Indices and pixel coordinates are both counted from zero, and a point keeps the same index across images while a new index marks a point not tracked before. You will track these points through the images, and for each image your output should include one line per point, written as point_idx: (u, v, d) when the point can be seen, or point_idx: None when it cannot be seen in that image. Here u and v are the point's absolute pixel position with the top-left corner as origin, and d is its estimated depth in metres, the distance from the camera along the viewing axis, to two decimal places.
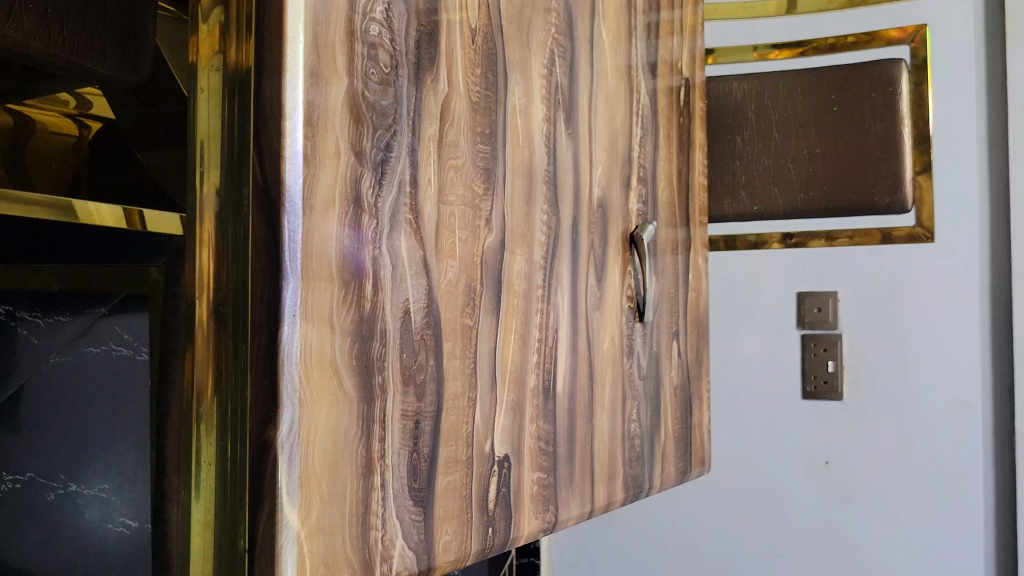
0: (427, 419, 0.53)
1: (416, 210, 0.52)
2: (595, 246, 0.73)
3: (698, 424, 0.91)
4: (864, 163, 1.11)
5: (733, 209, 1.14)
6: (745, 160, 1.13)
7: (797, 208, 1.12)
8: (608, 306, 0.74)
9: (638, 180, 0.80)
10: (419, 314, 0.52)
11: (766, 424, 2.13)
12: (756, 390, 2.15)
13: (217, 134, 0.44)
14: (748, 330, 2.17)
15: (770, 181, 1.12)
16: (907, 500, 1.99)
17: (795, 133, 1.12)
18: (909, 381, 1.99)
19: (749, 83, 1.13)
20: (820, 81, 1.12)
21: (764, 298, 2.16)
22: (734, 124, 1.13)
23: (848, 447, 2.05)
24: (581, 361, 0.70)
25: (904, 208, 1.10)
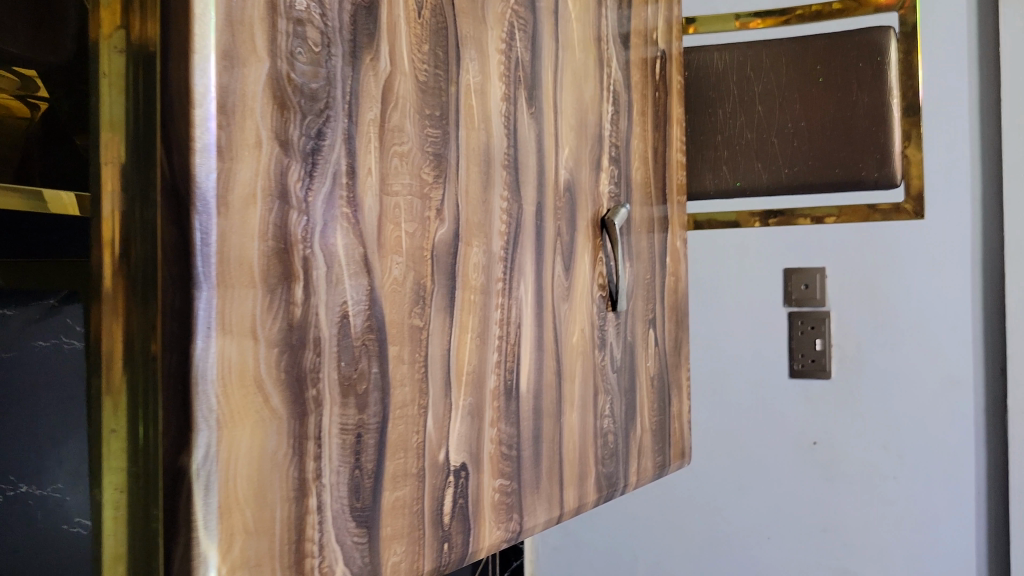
0: (371, 432, 0.48)
1: (354, 202, 0.48)
2: (562, 233, 0.68)
3: (678, 414, 0.87)
4: (852, 138, 1.06)
5: (716, 185, 1.11)
6: (726, 132, 1.10)
7: (783, 183, 1.08)
8: (578, 296, 0.70)
9: (610, 160, 0.75)
10: (359, 318, 0.48)
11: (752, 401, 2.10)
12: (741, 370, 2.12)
13: (119, 123, 0.39)
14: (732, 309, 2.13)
15: (754, 156, 1.09)
16: (894, 476, 1.96)
17: (779, 107, 1.07)
18: (897, 356, 1.95)
19: (732, 53, 1.09)
20: (804, 49, 1.06)
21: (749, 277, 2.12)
22: (715, 97, 1.09)
23: (837, 423, 2.01)
24: (547, 357, 0.65)
25: (893, 181, 1.05)
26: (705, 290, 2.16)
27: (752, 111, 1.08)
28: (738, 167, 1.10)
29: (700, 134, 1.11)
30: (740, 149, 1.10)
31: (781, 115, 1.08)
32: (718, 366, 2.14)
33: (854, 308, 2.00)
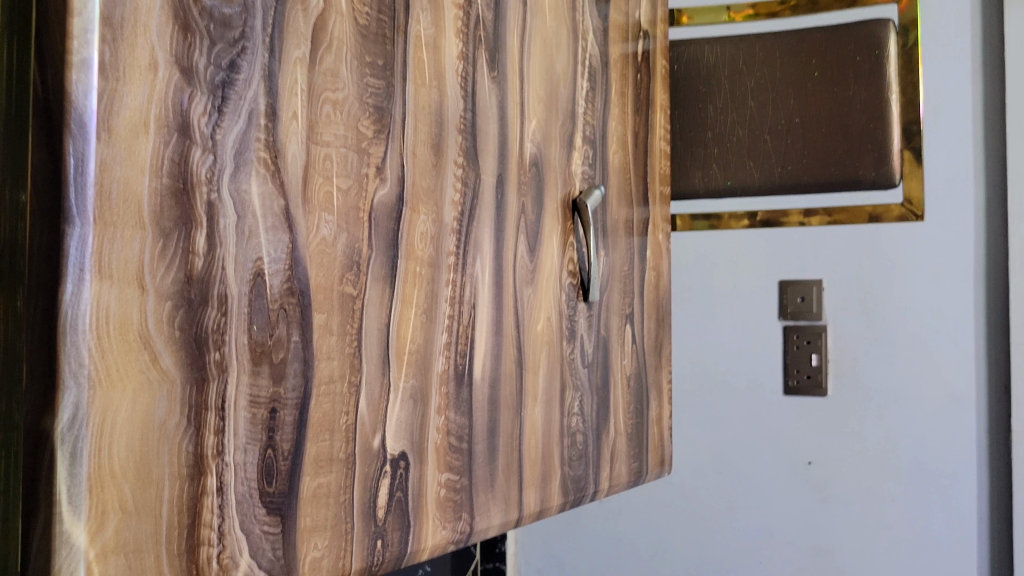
0: (288, 408, 0.43)
1: (274, 148, 0.42)
2: (527, 211, 0.62)
3: (656, 418, 0.81)
4: (845, 134, 1.33)
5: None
6: (716, 129, 1.34)
7: (773, 177, 1.35)
8: (543, 281, 0.64)
9: (583, 139, 0.70)
10: (277, 279, 0.42)
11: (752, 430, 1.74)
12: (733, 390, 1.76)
13: (2, 38, 0.34)
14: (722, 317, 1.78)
15: (745, 152, 1.34)
16: (899, 508, 1.63)
17: (773, 103, 1.32)
18: (903, 369, 1.64)
19: (724, 51, 1.33)
20: (795, 53, 1.32)
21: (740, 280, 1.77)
22: (706, 100, 1.33)
23: (837, 448, 1.68)
24: (506, 344, 0.60)
25: (886, 178, 1.35)
26: (691, 294, 1.80)
27: (745, 108, 1.32)
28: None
29: (693, 129, 1.34)
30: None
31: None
32: (705, 372, 1.79)
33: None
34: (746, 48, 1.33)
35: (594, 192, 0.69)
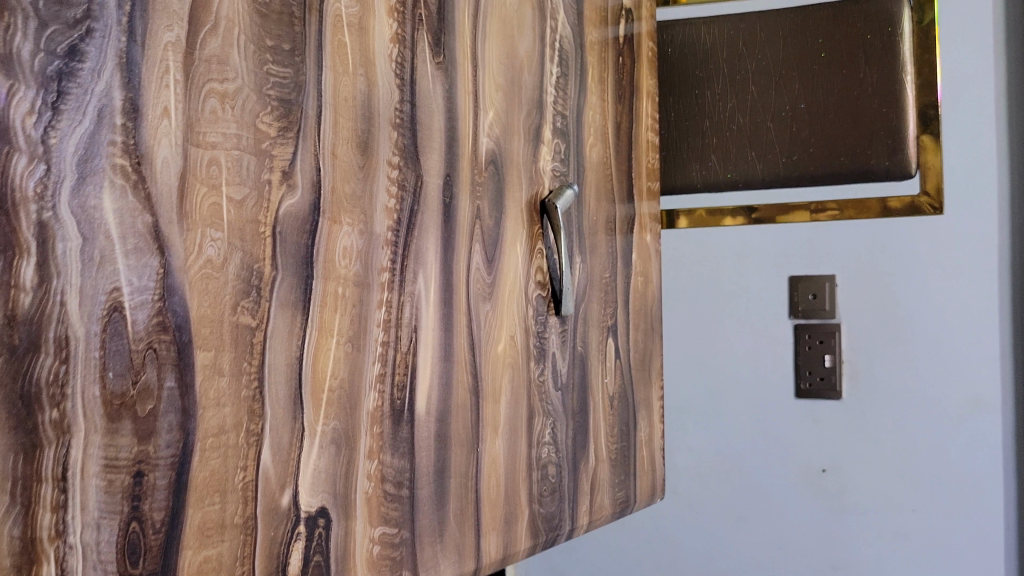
0: (160, 469, 0.35)
1: (136, 153, 0.34)
2: (482, 215, 0.54)
3: (646, 440, 0.73)
4: (860, 118, 1.21)
5: (702, 175, 1.29)
6: (715, 117, 1.26)
7: (777, 170, 1.25)
8: (505, 296, 0.56)
9: (553, 131, 0.62)
10: (141, 314, 0.35)
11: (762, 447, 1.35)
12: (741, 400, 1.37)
13: None
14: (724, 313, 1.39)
15: (747, 144, 1.26)
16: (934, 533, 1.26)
17: (775, 87, 1.24)
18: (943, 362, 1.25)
19: (723, 30, 1.25)
20: (805, 26, 1.22)
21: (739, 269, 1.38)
22: (702, 83, 1.27)
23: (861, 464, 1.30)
24: (459, 371, 0.52)
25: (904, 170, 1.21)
26: None
27: (747, 92, 1.25)
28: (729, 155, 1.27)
29: (689, 119, 1.27)
30: (729, 136, 1.26)
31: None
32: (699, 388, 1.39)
33: (849, 286, 1.31)
34: (748, 27, 1.24)
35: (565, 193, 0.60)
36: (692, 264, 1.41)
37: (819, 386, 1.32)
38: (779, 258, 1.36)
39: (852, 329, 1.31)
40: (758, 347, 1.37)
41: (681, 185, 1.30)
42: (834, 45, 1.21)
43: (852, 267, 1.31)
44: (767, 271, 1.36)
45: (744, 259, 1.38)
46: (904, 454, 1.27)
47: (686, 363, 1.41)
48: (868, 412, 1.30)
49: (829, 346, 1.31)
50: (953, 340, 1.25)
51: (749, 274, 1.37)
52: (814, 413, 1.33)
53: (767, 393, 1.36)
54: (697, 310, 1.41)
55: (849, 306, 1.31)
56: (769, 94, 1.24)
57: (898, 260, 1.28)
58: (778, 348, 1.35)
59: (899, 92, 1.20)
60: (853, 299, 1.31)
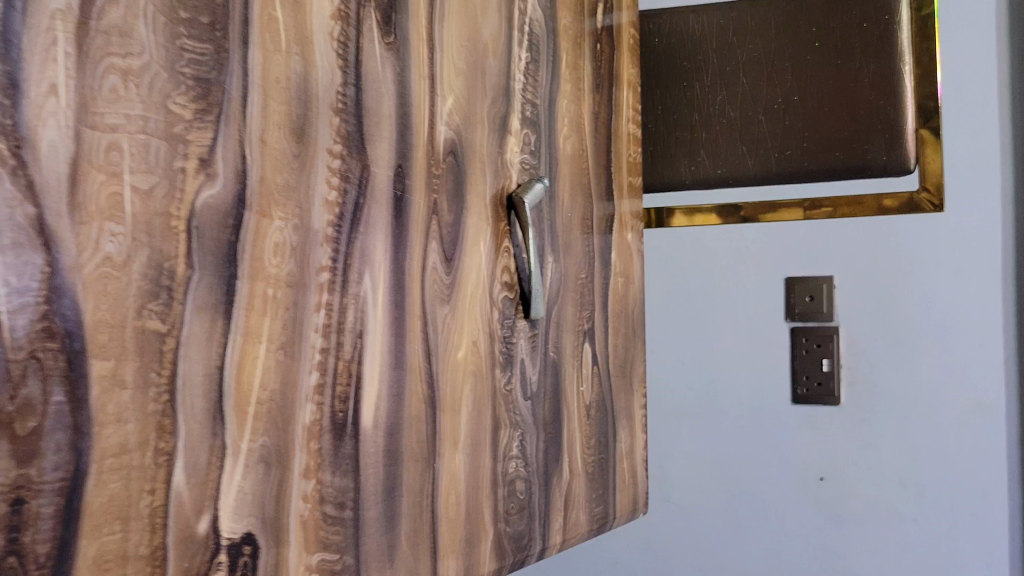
0: (44, 496, 0.31)
1: (19, 134, 0.30)
2: (440, 210, 0.50)
3: (628, 451, 0.69)
4: None
5: (691, 172, 1.26)
6: None
7: None
8: (466, 299, 0.52)
9: (521, 121, 0.57)
10: (21, 319, 0.30)
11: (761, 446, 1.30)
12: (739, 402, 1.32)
13: None
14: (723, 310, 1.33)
15: None
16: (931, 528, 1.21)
17: None
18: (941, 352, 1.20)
19: None
20: None
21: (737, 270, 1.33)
22: None
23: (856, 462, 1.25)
24: (413, 380, 0.47)
25: None
26: None
27: None
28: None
29: None
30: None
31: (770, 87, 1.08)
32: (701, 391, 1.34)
33: (848, 287, 1.26)
34: None
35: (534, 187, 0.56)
36: (683, 266, 1.36)
37: (816, 391, 1.27)
38: (773, 259, 1.31)
39: (851, 331, 1.26)
40: (753, 351, 1.32)
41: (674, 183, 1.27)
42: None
43: (850, 267, 1.26)
44: (761, 273, 1.31)
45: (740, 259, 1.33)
46: (907, 458, 1.22)
47: (677, 368, 1.36)
48: (869, 416, 1.24)
49: (827, 350, 1.26)
50: (955, 340, 1.20)
51: (742, 275, 1.32)
52: (815, 418, 1.27)
53: (763, 398, 1.30)
54: (688, 313, 1.36)
55: (848, 307, 1.26)
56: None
57: (897, 259, 1.23)
58: (773, 352, 1.30)
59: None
60: (851, 301, 1.26)
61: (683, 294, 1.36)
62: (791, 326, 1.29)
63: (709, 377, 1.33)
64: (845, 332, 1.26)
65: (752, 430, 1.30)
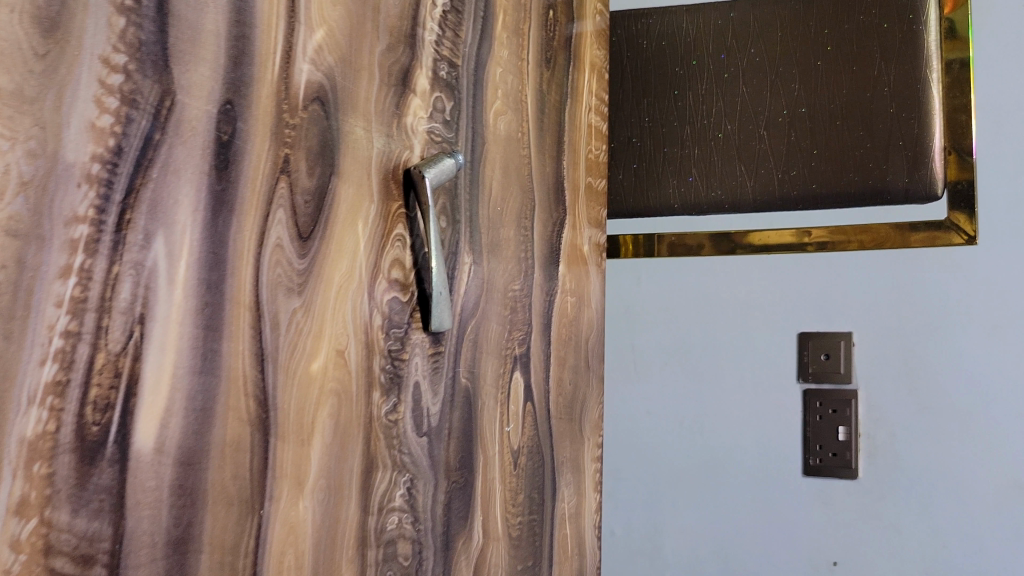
0: None
1: None
2: (287, 169, 0.37)
3: (573, 514, 0.55)
4: (872, 127, 0.96)
5: (680, 194, 1.04)
6: (695, 125, 1.03)
7: (770, 192, 1.00)
8: (327, 294, 0.39)
9: (433, 80, 0.45)
10: None
11: (761, 549, 0.99)
12: (731, 491, 1.01)
13: None
14: (716, 372, 1.03)
15: (735, 157, 1.01)
16: None
17: (772, 85, 1.00)
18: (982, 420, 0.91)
19: (706, 16, 1.03)
20: (808, 13, 0.99)
21: (736, 322, 1.02)
22: (683, 81, 1.03)
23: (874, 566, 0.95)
24: (233, 392, 0.35)
25: (926, 191, 0.94)
26: None
27: (736, 93, 1.01)
28: (713, 170, 1.02)
29: (662, 125, 1.04)
30: (713, 145, 1.02)
31: (775, 97, 1.00)
32: (683, 479, 1.03)
33: (874, 337, 0.96)
34: (738, 11, 1.02)
35: (445, 169, 0.44)
36: (665, 311, 1.05)
37: (829, 462, 0.97)
38: (783, 305, 1.00)
39: (871, 393, 0.96)
40: (750, 421, 1.01)
41: (653, 211, 1.05)
42: (843, 36, 0.98)
43: (876, 314, 0.96)
44: (769, 318, 1.01)
45: (737, 307, 1.02)
46: (932, 549, 0.93)
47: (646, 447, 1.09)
48: (893, 498, 0.94)
49: (844, 417, 0.96)
50: (997, 403, 0.91)
51: (741, 323, 1.02)
52: (826, 497, 0.97)
53: (762, 475, 1.00)
54: (669, 369, 1.05)
55: (872, 364, 0.96)
56: (762, 95, 1.00)
57: (927, 297, 0.94)
58: (779, 422, 1.00)
59: (919, 94, 0.95)
60: (876, 355, 0.96)
61: (663, 345, 1.05)
62: (802, 388, 0.99)
63: (691, 446, 1.03)
64: (864, 395, 0.96)
65: (749, 527, 1.00)
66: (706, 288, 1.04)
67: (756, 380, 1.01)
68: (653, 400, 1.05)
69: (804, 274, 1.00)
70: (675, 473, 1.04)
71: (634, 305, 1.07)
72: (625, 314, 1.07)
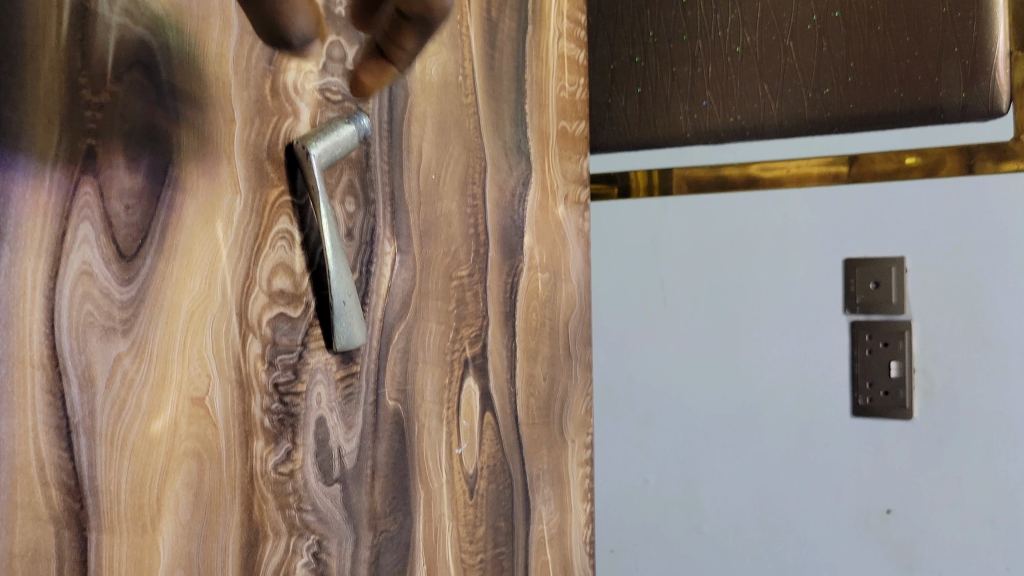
0: None
1: None
2: (95, 168, 0.27)
3: (554, 535, 0.47)
4: (923, 30, 0.76)
5: (691, 121, 0.86)
6: (704, 38, 0.84)
7: (798, 114, 0.82)
8: (173, 328, 0.29)
9: (331, 22, 0.35)
10: None
11: (808, 504, 0.83)
12: (768, 440, 0.85)
13: None
14: (746, 301, 0.86)
15: (755, 75, 0.82)
16: None
17: None
18: None
19: None
20: None
21: (766, 241, 0.85)
22: None
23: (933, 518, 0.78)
24: (22, 485, 0.25)
25: (988, 105, 0.76)
26: None
27: None
28: (730, 91, 0.84)
29: (666, 39, 0.86)
30: (729, 61, 0.83)
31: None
32: (711, 426, 0.87)
33: (933, 255, 0.79)
34: None
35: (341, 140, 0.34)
36: (683, 235, 0.89)
37: (881, 403, 0.80)
38: (824, 221, 0.83)
39: (928, 321, 0.79)
40: (787, 361, 0.84)
41: (662, 143, 0.88)
42: None
43: (934, 230, 0.79)
44: (809, 237, 0.84)
45: (767, 225, 0.85)
46: (999, 496, 0.76)
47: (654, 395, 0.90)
48: (952, 442, 0.78)
49: (897, 351, 0.80)
50: None
51: (774, 243, 0.85)
52: (878, 442, 0.81)
53: (801, 422, 0.83)
54: (689, 303, 0.88)
55: (928, 286, 0.79)
56: None
57: (994, 210, 0.77)
58: (824, 360, 0.83)
59: None
60: (935, 276, 0.79)
61: (683, 274, 0.89)
62: (848, 321, 0.82)
63: (721, 389, 0.87)
64: (920, 324, 0.79)
65: (791, 480, 0.84)
66: (731, 206, 0.87)
67: (795, 309, 0.84)
68: (671, 339, 0.89)
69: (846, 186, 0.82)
70: (705, 420, 0.87)
71: (647, 228, 0.91)
72: (639, 241, 0.91)
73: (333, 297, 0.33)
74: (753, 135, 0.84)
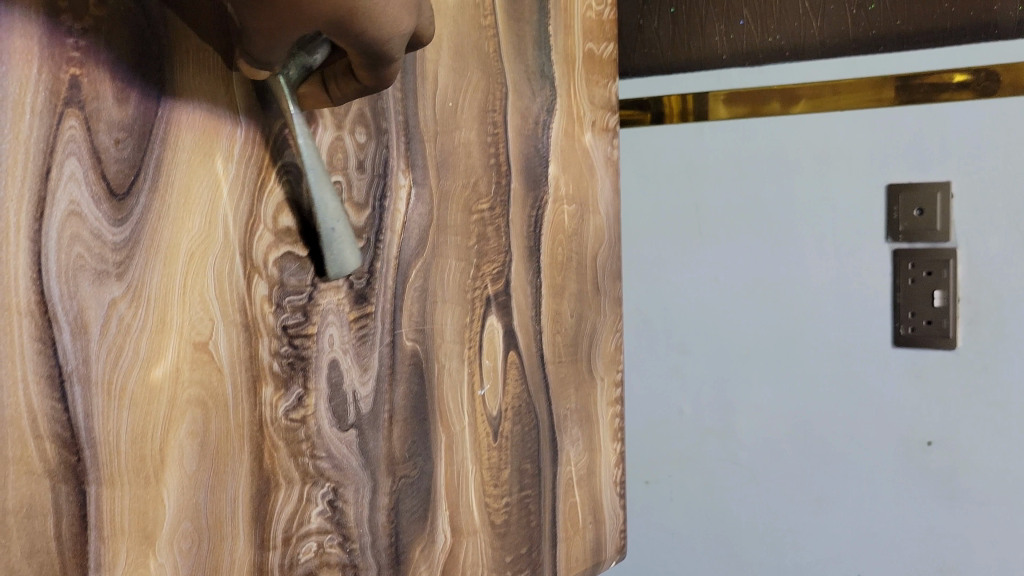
0: None
1: None
2: (84, 100, 0.25)
3: (583, 476, 0.46)
4: None
5: (729, 42, 0.81)
6: None
7: (843, 32, 0.77)
8: (172, 270, 0.28)
9: None
10: None
11: (846, 433, 0.81)
12: (807, 369, 0.82)
13: None
14: (783, 226, 0.83)
15: None
16: None
17: None
18: None
19: None
20: None
21: (805, 165, 0.82)
22: None
23: (974, 449, 0.76)
24: (14, 438, 0.24)
25: None
26: None
27: None
28: (770, 9, 0.78)
29: None
30: None
31: None
32: (748, 355, 0.85)
33: (980, 180, 0.75)
34: None
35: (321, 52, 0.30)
36: (718, 160, 0.85)
37: (923, 332, 0.77)
38: (867, 146, 0.79)
39: (972, 249, 0.76)
40: (827, 289, 0.81)
41: (698, 66, 0.83)
42: None
43: (982, 154, 0.75)
44: (850, 161, 0.80)
45: (805, 148, 0.81)
46: None
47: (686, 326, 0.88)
48: (997, 373, 0.76)
49: (941, 280, 0.76)
50: None
51: (813, 168, 0.81)
52: (921, 373, 0.78)
53: (842, 352, 0.81)
54: (726, 231, 0.86)
55: (973, 212, 0.76)
56: None
57: None
58: (865, 289, 0.80)
59: None
60: (982, 201, 0.75)
61: (718, 201, 0.86)
62: (890, 249, 0.79)
63: (758, 317, 0.84)
64: (965, 251, 0.76)
65: (830, 410, 0.82)
66: (769, 131, 0.83)
67: (835, 235, 0.81)
68: (707, 268, 0.86)
69: (890, 109, 0.78)
70: (743, 349, 0.85)
71: (681, 153, 0.87)
72: (675, 167, 0.87)
73: (322, 225, 0.31)
74: (794, 55, 0.79)
